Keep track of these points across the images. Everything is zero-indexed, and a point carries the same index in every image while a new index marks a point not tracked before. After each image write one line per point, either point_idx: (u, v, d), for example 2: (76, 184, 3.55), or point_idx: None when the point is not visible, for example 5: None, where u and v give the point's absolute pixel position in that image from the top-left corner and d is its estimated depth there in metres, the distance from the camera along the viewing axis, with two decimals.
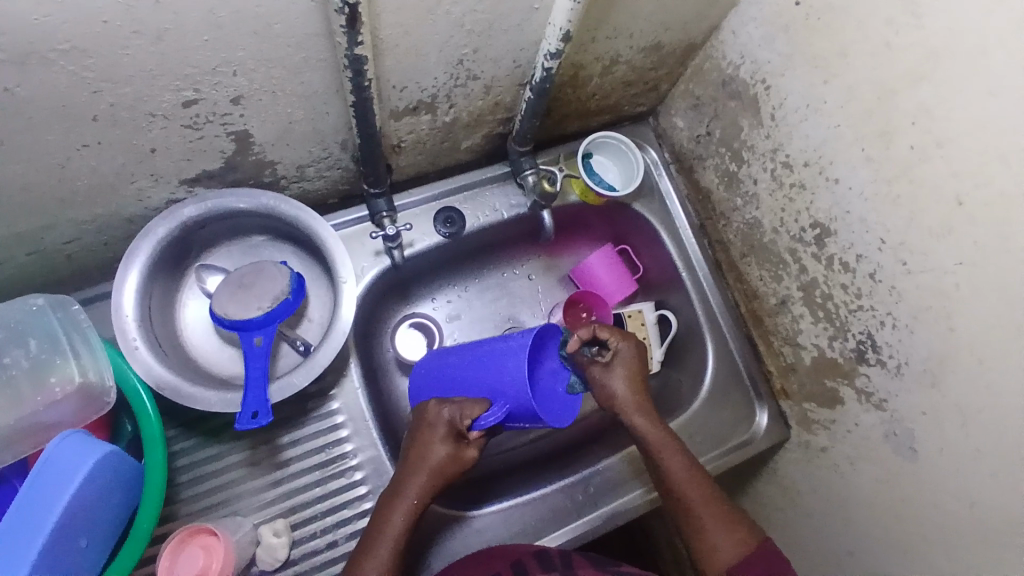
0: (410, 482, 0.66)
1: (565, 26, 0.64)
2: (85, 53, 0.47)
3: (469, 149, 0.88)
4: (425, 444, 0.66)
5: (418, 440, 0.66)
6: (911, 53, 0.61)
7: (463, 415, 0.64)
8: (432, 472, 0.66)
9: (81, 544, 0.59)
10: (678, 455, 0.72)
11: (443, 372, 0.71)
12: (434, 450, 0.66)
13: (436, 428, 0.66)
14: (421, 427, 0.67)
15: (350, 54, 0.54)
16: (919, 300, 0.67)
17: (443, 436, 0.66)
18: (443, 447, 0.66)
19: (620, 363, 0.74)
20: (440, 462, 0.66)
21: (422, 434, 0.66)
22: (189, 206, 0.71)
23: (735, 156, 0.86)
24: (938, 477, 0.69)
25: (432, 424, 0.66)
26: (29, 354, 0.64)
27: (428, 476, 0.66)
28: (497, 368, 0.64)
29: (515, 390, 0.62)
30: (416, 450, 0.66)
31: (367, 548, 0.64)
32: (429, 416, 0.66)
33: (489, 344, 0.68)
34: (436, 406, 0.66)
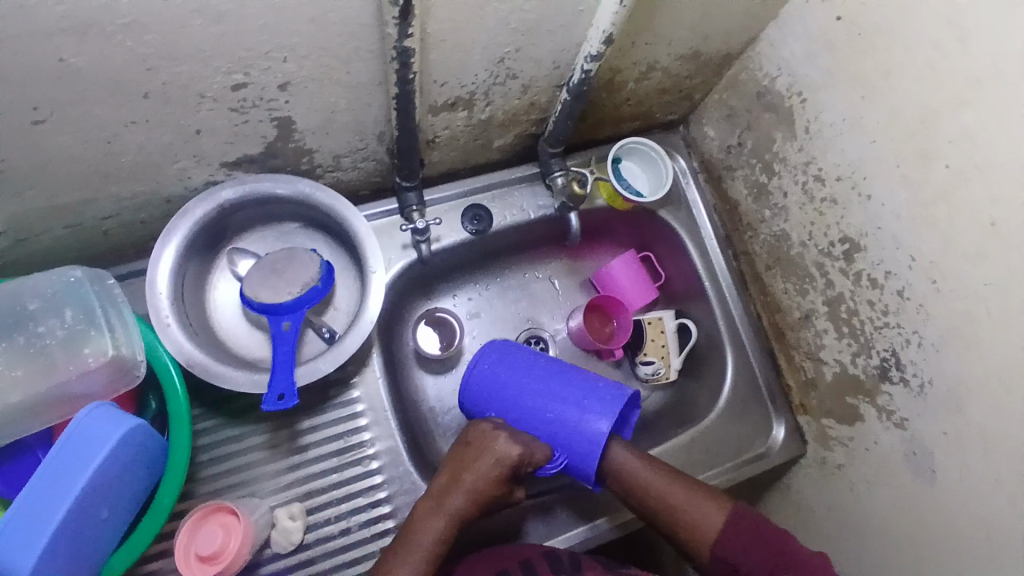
0: (455, 502, 0.68)
1: (608, 30, 0.65)
2: (143, 29, 0.49)
3: (501, 148, 0.89)
4: (481, 470, 0.68)
5: (474, 466, 0.68)
6: (953, 72, 0.61)
7: (530, 461, 0.69)
8: (475, 499, 0.68)
9: (103, 515, 0.60)
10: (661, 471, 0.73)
11: (506, 393, 0.73)
12: (478, 476, 0.68)
13: (498, 459, 0.68)
14: (479, 455, 0.69)
15: (399, 47, 0.55)
16: (948, 321, 0.67)
17: (495, 466, 0.68)
18: (489, 476, 0.68)
19: None
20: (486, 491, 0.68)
21: (479, 461, 0.68)
22: (228, 188, 0.72)
23: (766, 167, 0.86)
24: (955, 502, 0.69)
25: (497, 456, 0.68)
26: (65, 324, 0.65)
27: (471, 503, 0.68)
28: (575, 425, 0.70)
29: (585, 450, 0.69)
30: (470, 477, 0.68)
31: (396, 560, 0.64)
32: (495, 446, 0.68)
33: (564, 389, 0.72)
34: (504, 442, 0.68)
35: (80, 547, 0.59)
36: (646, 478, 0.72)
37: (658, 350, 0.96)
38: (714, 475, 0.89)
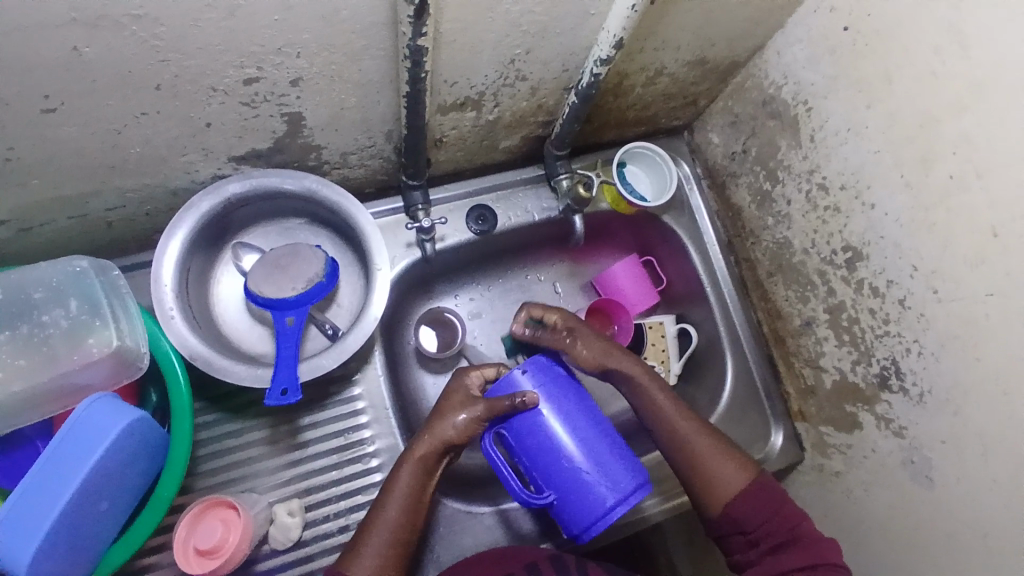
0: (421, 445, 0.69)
1: (618, 34, 0.65)
2: (157, 21, 0.49)
3: (507, 149, 0.89)
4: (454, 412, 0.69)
5: (444, 409, 0.70)
6: (958, 83, 0.61)
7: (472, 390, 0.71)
8: (452, 436, 0.68)
9: (102, 507, 0.60)
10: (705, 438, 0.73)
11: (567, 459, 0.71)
12: (445, 416, 0.69)
13: (461, 393, 0.70)
14: (449, 396, 0.71)
15: (412, 45, 0.55)
16: (948, 329, 0.67)
17: (451, 402, 0.70)
18: (449, 415, 0.69)
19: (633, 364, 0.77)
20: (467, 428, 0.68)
21: (450, 403, 0.70)
22: (234, 183, 0.72)
23: (770, 174, 0.87)
24: (952, 509, 0.69)
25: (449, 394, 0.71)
26: (68, 315, 0.64)
27: (456, 439, 0.69)
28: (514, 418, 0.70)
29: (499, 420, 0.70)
30: (440, 423, 0.69)
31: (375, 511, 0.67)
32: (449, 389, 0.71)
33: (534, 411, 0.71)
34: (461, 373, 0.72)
35: (79, 539, 0.58)
36: (672, 418, 0.74)
37: (658, 355, 0.97)
38: None
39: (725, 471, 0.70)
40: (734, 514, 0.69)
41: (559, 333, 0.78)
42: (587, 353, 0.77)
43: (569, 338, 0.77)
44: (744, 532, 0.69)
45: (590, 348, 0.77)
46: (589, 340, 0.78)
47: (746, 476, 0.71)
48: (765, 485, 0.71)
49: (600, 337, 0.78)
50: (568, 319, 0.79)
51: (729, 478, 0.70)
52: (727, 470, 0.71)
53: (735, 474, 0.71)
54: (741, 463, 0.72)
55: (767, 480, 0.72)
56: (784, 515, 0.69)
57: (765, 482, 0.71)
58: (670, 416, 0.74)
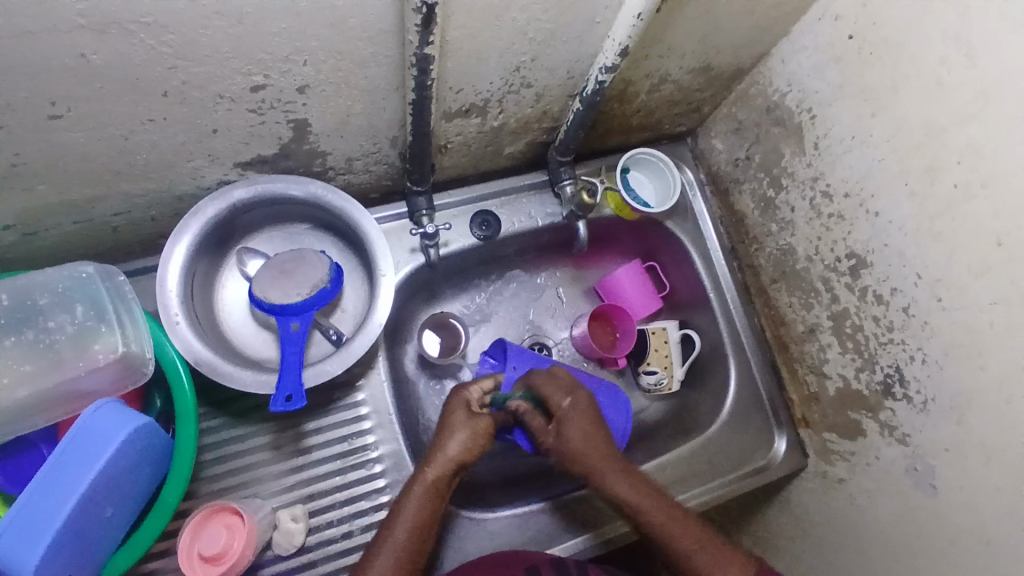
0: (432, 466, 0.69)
1: (624, 41, 0.65)
2: (165, 28, 0.49)
3: (511, 155, 0.89)
4: (460, 428, 0.71)
5: (449, 425, 0.71)
6: (963, 92, 0.61)
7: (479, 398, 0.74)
8: (461, 453, 0.70)
9: (107, 513, 0.60)
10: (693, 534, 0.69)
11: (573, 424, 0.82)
12: (452, 435, 0.71)
13: (460, 406, 0.73)
14: (450, 412, 0.72)
15: (418, 53, 0.56)
16: (953, 338, 0.67)
17: (456, 419, 0.72)
18: (456, 432, 0.71)
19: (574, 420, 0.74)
20: (477, 439, 0.71)
21: (452, 419, 0.72)
22: (240, 188, 0.72)
23: (774, 181, 0.87)
24: (955, 517, 0.69)
25: (453, 408, 0.73)
26: (75, 320, 0.65)
27: (463, 455, 0.70)
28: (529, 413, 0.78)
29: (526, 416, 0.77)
30: (448, 438, 0.71)
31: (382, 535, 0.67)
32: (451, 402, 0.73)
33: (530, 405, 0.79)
34: (458, 389, 0.75)
35: (84, 545, 0.58)
36: (652, 518, 0.71)
37: (660, 360, 0.96)
38: (714, 486, 0.89)
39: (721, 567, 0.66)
40: None
41: (546, 425, 0.74)
42: (573, 437, 0.73)
43: (553, 433, 0.73)
44: None
45: (571, 449, 0.73)
46: (573, 423, 0.73)
47: (745, 570, 0.66)
48: (762, 566, 0.67)
49: (588, 424, 0.74)
50: (562, 414, 0.73)
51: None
52: (722, 565, 0.67)
53: (732, 574, 0.66)
54: (734, 556, 0.67)
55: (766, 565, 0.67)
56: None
57: (762, 565, 0.67)
58: (658, 518, 0.71)
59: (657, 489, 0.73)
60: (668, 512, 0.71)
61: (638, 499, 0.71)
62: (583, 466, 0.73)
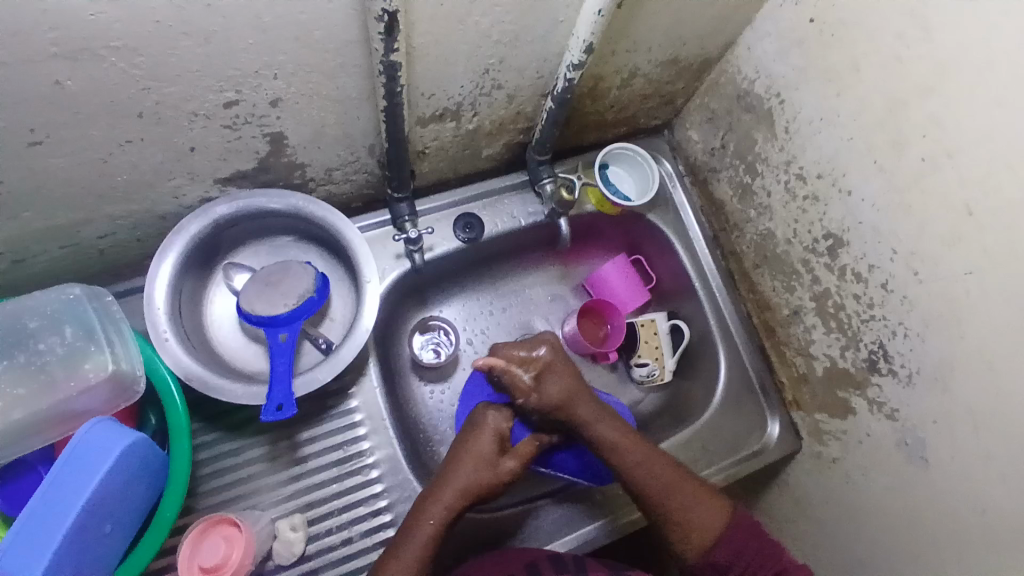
0: (455, 487, 0.71)
1: (588, 39, 0.67)
2: (136, 51, 0.50)
3: (490, 157, 0.91)
4: (489, 455, 0.74)
5: (478, 450, 0.73)
6: (922, 68, 0.63)
7: (505, 421, 0.76)
8: (478, 484, 0.72)
9: (106, 529, 0.61)
10: (671, 469, 0.74)
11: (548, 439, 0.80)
12: (483, 456, 0.73)
13: (494, 436, 0.75)
14: (479, 440, 0.75)
15: (385, 61, 0.57)
16: (931, 309, 0.68)
17: (491, 442, 0.74)
18: (488, 454, 0.73)
19: (552, 369, 0.75)
20: (494, 480, 0.73)
21: (479, 444, 0.74)
22: (222, 205, 0.73)
23: (749, 167, 0.88)
24: (948, 488, 0.70)
25: (488, 435, 0.75)
26: (65, 342, 0.66)
27: (480, 484, 0.72)
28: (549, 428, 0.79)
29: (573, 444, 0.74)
30: (474, 472, 0.72)
31: (399, 548, 0.68)
32: (488, 424, 0.76)
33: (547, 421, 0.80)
34: (494, 416, 0.77)
35: (85, 561, 0.59)
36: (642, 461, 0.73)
37: (652, 352, 0.97)
38: (711, 472, 0.90)
39: (701, 508, 0.72)
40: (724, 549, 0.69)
41: (525, 369, 0.75)
42: (550, 398, 0.74)
43: (526, 393, 0.74)
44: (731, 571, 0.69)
45: (551, 399, 0.74)
46: (546, 376, 0.75)
47: (720, 518, 0.72)
48: (744, 521, 0.72)
49: (560, 379, 0.75)
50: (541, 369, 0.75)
51: (705, 514, 0.72)
52: (700, 510, 0.72)
53: (705, 514, 0.72)
54: (713, 502, 0.73)
55: (743, 514, 0.73)
56: (769, 550, 0.69)
57: (740, 523, 0.72)
58: (636, 467, 0.73)
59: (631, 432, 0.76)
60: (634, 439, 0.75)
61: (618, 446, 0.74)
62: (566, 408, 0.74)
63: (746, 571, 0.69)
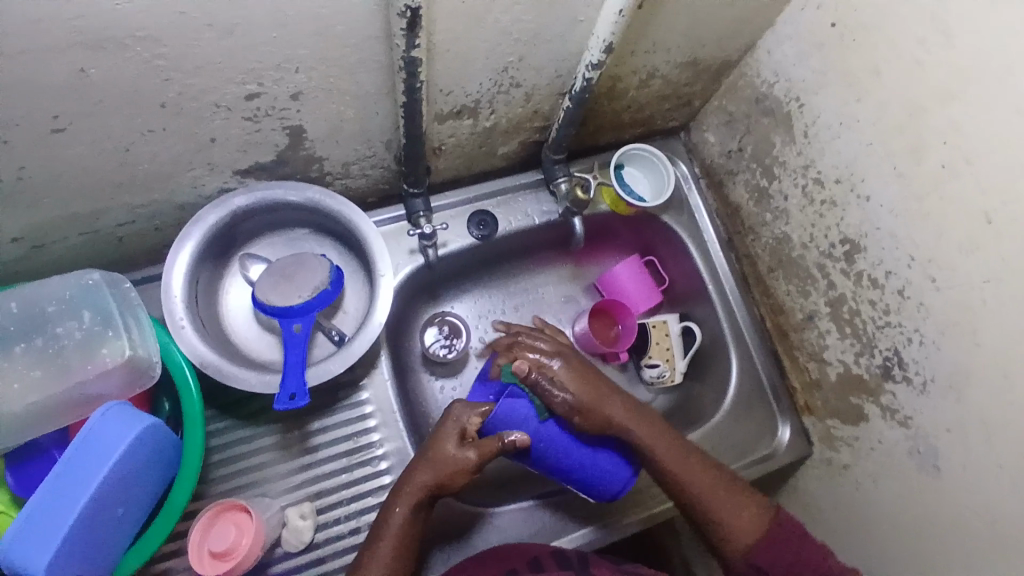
0: (419, 483, 0.70)
1: (607, 38, 0.66)
2: (160, 42, 0.51)
3: (505, 155, 0.91)
4: (448, 452, 0.70)
5: (439, 446, 0.71)
6: (945, 75, 0.62)
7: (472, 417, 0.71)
8: (438, 479, 0.70)
9: (117, 513, 0.62)
10: (706, 470, 0.74)
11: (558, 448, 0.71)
12: (443, 451, 0.70)
13: (454, 433, 0.70)
14: (441, 434, 0.71)
15: (405, 57, 0.57)
16: (948, 318, 0.67)
17: (450, 438, 0.71)
18: (448, 450, 0.70)
19: (563, 372, 0.73)
20: (454, 475, 0.70)
21: (441, 440, 0.71)
22: (240, 196, 0.74)
23: (766, 171, 0.88)
24: (960, 499, 0.69)
25: (449, 432, 0.71)
26: (82, 327, 0.67)
27: (439, 480, 0.70)
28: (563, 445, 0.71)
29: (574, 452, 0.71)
30: (432, 471, 0.70)
31: (374, 546, 0.69)
32: (450, 418, 0.71)
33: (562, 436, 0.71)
34: (459, 409, 0.72)
35: (95, 543, 0.60)
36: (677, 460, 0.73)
37: (663, 353, 0.97)
38: None
39: (740, 510, 0.71)
40: (762, 553, 0.69)
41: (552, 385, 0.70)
42: (578, 394, 0.71)
43: (556, 387, 0.70)
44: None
45: (585, 404, 0.71)
46: (568, 384, 0.72)
47: (759, 520, 0.71)
48: (784, 522, 0.71)
49: (577, 376, 0.74)
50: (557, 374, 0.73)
51: (745, 515, 0.71)
52: (739, 509, 0.71)
53: (745, 514, 0.71)
54: (750, 501, 0.72)
55: (781, 514, 0.72)
56: (807, 550, 0.69)
57: (779, 522, 0.71)
58: (672, 463, 0.73)
59: (666, 427, 0.75)
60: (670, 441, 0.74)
61: (653, 443, 0.73)
62: (597, 416, 0.71)
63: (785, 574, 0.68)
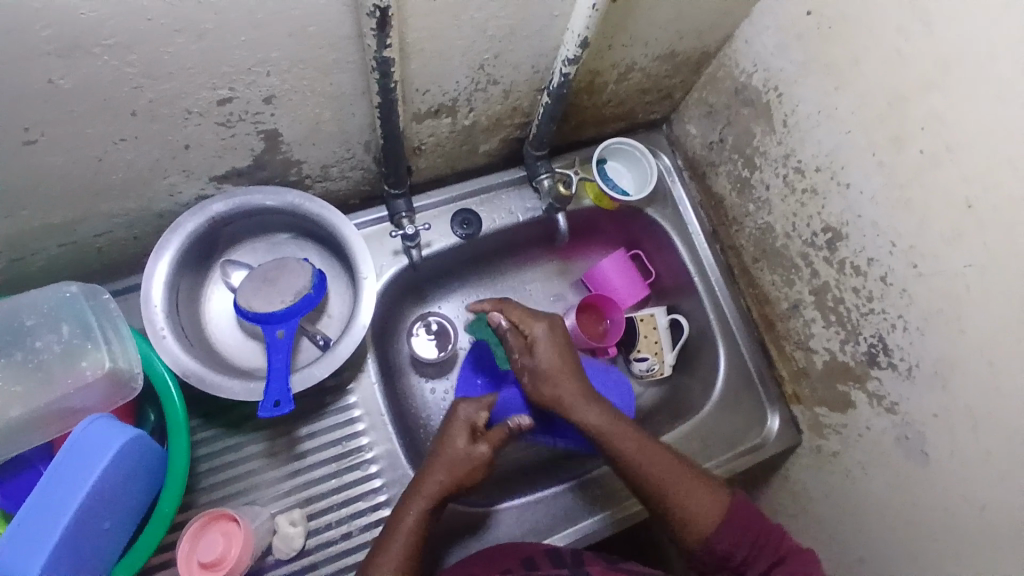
0: (431, 482, 0.70)
1: (583, 33, 0.66)
2: (128, 49, 0.50)
3: (487, 152, 0.90)
4: (459, 448, 0.72)
5: (449, 443, 0.73)
6: (921, 61, 0.62)
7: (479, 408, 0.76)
8: (451, 477, 0.70)
9: (104, 526, 0.61)
10: (663, 460, 0.71)
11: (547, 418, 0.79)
12: (454, 448, 0.72)
13: (464, 429, 0.74)
14: (451, 432, 0.73)
15: (379, 57, 0.57)
16: (930, 303, 0.68)
17: (462, 435, 0.73)
18: (460, 445, 0.72)
19: (543, 343, 0.74)
20: (468, 473, 0.71)
21: (451, 436, 0.73)
22: (218, 202, 0.73)
23: (748, 161, 0.88)
24: (947, 482, 0.70)
25: (461, 429, 0.74)
26: (61, 339, 0.66)
27: (453, 479, 0.70)
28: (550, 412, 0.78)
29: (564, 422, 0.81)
30: (447, 469, 0.71)
31: (384, 548, 0.67)
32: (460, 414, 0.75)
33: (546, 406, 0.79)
34: (467, 407, 0.76)
35: (83, 557, 0.59)
36: (632, 449, 0.71)
37: (651, 347, 0.97)
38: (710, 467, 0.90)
39: (698, 497, 0.69)
40: (721, 538, 0.66)
41: (520, 345, 0.75)
42: (539, 366, 0.73)
43: (521, 350, 0.75)
44: (729, 563, 0.67)
45: (544, 373, 0.73)
46: (539, 348, 0.74)
47: (717, 505, 0.68)
48: (740, 505, 0.69)
49: (558, 352, 0.74)
50: (537, 339, 0.74)
51: (703, 502, 0.68)
52: (698, 495, 0.69)
53: (703, 499, 0.69)
54: (710, 488, 0.70)
55: (740, 499, 0.70)
56: (766, 536, 0.67)
57: (736, 505, 0.69)
58: (630, 452, 0.71)
59: (622, 418, 0.73)
60: (623, 431, 0.72)
61: (609, 435, 0.71)
62: (550, 392, 0.73)
63: (745, 557, 0.66)
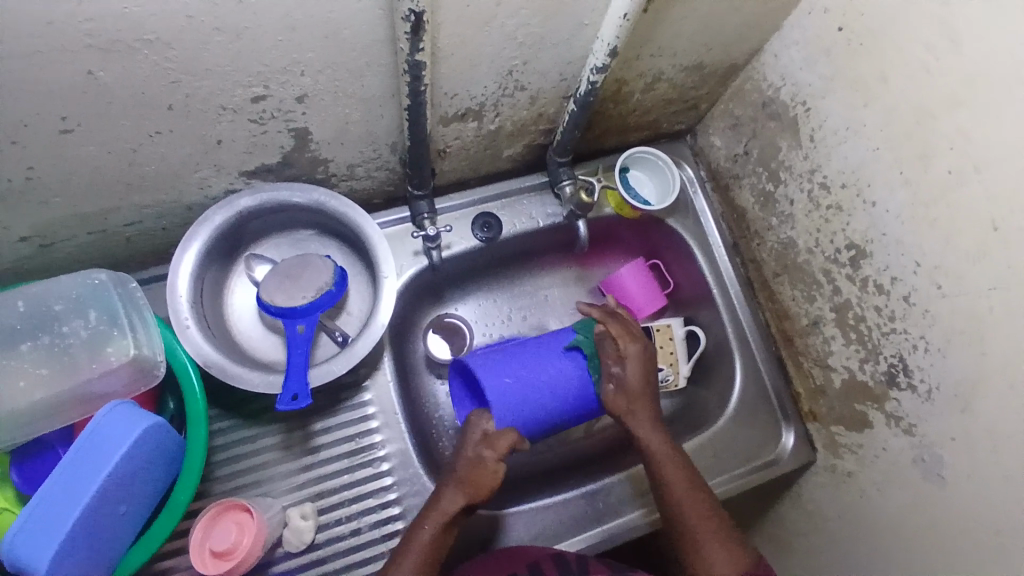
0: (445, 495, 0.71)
1: (612, 42, 0.66)
2: (167, 45, 0.52)
3: (510, 157, 0.91)
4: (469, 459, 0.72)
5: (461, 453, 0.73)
6: (953, 80, 0.61)
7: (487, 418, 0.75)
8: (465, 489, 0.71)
9: (120, 511, 0.62)
10: (704, 514, 0.71)
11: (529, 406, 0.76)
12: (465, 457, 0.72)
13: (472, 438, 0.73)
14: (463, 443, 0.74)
15: (410, 60, 0.57)
16: (953, 325, 0.67)
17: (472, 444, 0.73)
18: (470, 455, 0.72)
19: (635, 359, 0.77)
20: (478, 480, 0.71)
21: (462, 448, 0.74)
22: (246, 197, 0.75)
23: (772, 175, 0.87)
24: (964, 508, 0.69)
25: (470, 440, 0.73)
26: (88, 325, 0.68)
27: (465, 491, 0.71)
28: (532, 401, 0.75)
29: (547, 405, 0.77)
30: (458, 475, 0.72)
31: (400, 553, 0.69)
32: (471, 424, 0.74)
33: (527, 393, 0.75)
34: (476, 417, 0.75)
35: (98, 541, 0.61)
36: (680, 493, 0.72)
37: (666, 357, 0.96)
38: (722, 481, 0.89)
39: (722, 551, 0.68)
40: None
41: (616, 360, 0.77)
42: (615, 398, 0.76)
43: (621, 361, 0.76)
44: None
45: (628, 388, 0.76)
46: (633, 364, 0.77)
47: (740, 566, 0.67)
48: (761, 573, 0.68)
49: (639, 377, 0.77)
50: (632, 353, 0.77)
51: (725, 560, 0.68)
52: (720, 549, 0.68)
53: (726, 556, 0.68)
54: (734, 549, 0.69)
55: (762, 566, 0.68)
56: None
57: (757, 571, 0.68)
58: (673, 490, 0.73)
59: (686, 464, 0.75)
60: (677, 472, 0.74)
61: (663, 474, 0.74)
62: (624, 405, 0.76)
63: None
